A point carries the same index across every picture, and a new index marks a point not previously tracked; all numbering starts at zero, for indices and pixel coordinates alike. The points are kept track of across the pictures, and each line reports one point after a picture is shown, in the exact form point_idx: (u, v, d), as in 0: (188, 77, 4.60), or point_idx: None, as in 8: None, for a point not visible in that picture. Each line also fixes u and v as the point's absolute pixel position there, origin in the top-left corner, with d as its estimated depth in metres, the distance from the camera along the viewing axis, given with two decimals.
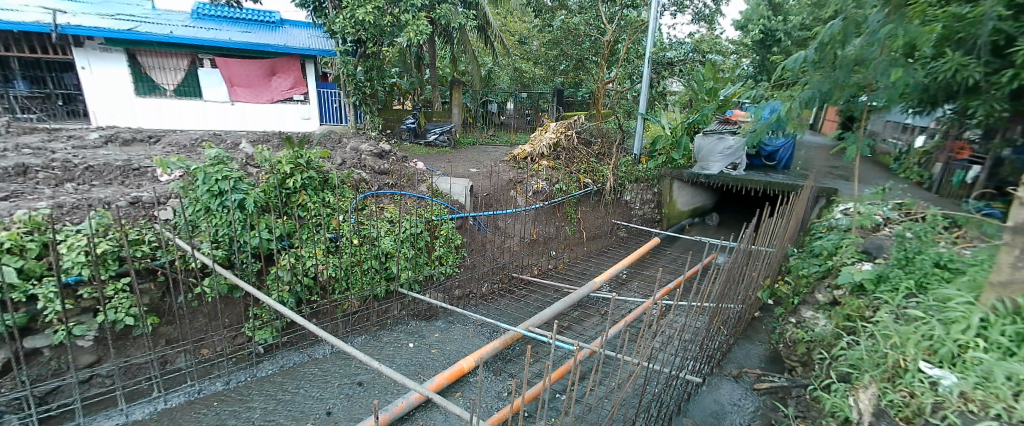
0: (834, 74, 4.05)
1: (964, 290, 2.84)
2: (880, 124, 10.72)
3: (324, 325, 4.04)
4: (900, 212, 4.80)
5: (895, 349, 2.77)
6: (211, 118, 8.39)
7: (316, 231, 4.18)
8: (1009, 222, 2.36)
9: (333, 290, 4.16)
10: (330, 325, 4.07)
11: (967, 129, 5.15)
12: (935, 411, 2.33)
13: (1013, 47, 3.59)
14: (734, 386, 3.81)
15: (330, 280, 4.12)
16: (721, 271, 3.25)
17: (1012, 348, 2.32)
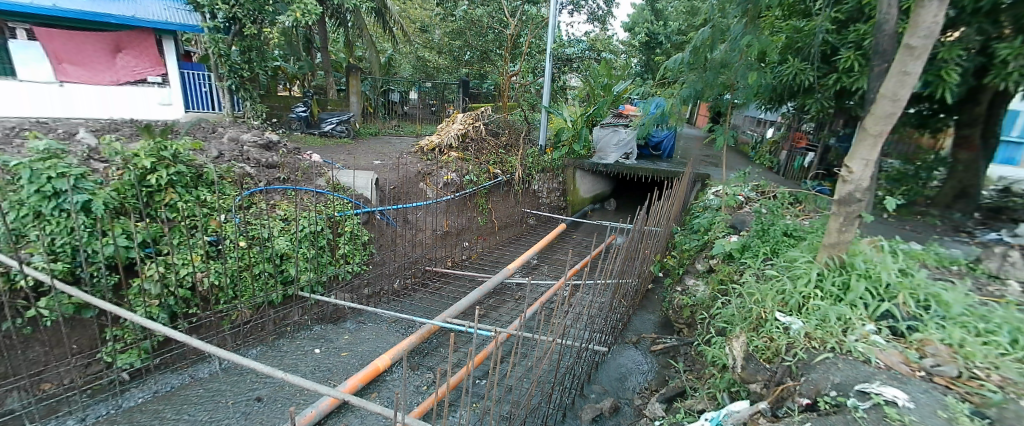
0: (705, 75, 4.71)
1: (806, 252, 3.53)
2: (740, 117, 12.59)
3: (208, 340, 3.59)
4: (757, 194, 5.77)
5: (758, 304, 3.32)
6: (64, 104, 6.97)
7: (191, 234, 3.64)
8: (835, 196, 3.05)
9: (218, 300, 3.68)
10: (217, 339, 3.65)
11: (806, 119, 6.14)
12: (789, 349, 2.80)
13: (836, 55, 4.51)
14: (635, 352, 4.28)
15: (213, 288, 3.62)
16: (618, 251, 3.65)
17: (840, 294, 2.99)
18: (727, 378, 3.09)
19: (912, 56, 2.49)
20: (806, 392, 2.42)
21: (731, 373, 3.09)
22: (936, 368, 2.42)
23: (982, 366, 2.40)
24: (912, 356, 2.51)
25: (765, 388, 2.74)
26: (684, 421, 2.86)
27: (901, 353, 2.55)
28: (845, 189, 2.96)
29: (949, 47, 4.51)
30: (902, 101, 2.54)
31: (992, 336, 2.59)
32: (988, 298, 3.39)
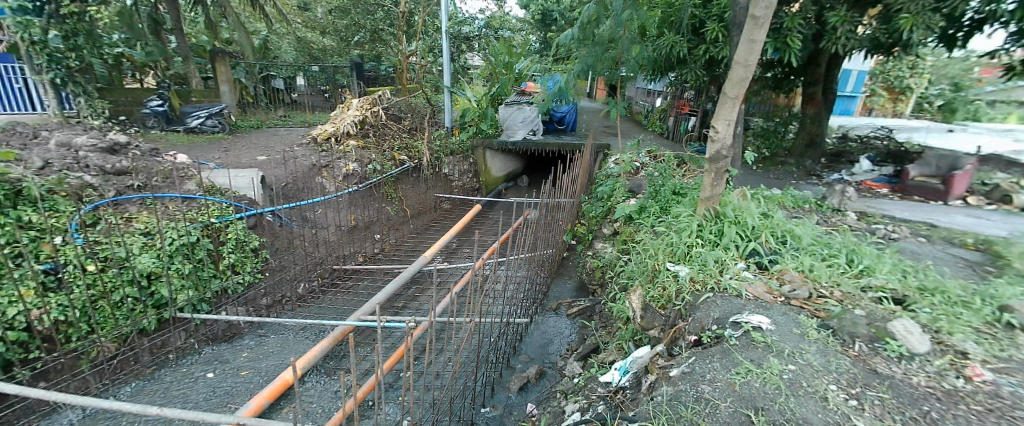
0: (595, 50, 4.99)
1: (688, 207, 3.97)
2: (634, 89, 13.45)
3: (61, 387, 3.08)
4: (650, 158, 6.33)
5: (651, 258, 3.66)
6: None
7: (15, 266, 3.05)
8: (707, 155, 3.47)
9: (68, 338, 3.16)
10: (74, 383, 3.15)
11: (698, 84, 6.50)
12: (678, 294, 3.13)
13: (703, 28, 5.02)
14: (556, 319, 4.47)
15: (59, 325, 3.10)
16: (525, 227, 3.78)
17: (716, 240, 3.44)
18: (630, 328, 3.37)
19: (756, 25, 2.86)
20: (693, 330, 2.72)
21: (632, 326, 3.36)
22: (793, 293, 2.92)
23: (825, 285, 3.01)
24: (773, 285, 2.99)
25: (661, 332, 3.06)
26: (598, 374, 3.07)
27: (765, 284, 3.01)
28: (714, 148, 3.38)
29: (791, 18, 5.23)
30: (750, 63, 2.95)
31: (833, 259, 3.30)
32: (830, 229, 4.09)
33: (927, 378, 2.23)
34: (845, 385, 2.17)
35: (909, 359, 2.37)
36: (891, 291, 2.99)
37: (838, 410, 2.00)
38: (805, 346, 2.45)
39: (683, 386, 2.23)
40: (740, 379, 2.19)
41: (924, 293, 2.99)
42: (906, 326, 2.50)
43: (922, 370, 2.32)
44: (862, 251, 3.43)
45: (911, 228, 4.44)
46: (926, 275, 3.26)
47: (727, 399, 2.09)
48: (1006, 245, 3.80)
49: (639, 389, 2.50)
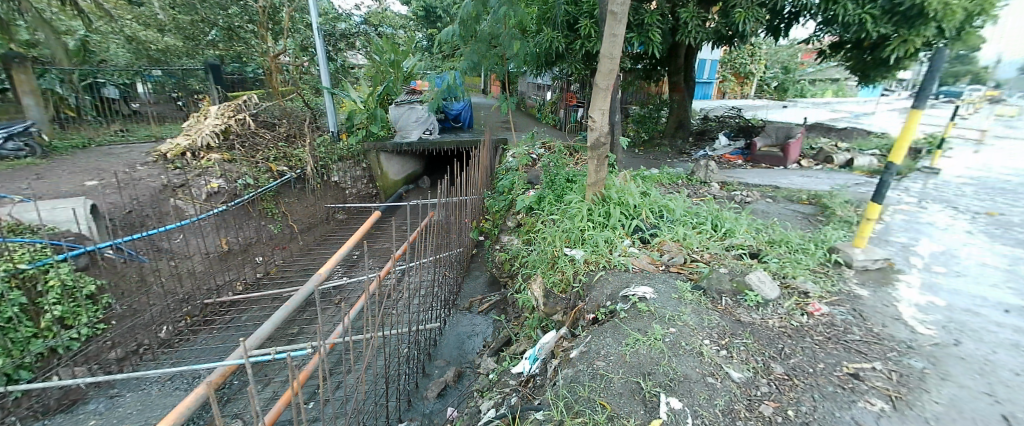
0: (479, 47, 5.05)
1: (578, 194, 4.46)
2: (525, 83, 13.87)
3: None
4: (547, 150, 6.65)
5: (550, 245, 3.86)
6: None
7: None
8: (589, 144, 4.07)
9: None
10: None
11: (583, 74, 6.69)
12: (575, 277, 3.38)
13: (576, 25, 5.38)
14: (470, 317, 4.42)
15: None
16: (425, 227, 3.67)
17: (604, 221, 3.92)
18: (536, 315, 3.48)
19: (617, 20, 3.46)
20: (590, 309, 2.97)
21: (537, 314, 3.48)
22: (671, 261, 3.36)
23: (697, 249, 3.51)
24: (656, 256, 3.42)
25: (564, 315, 3.23)
26: (510, 366, 3.11)
27: (648, 256, 3.43)
28: (594, 135, 4.00)
29: (651, 14, 5.75)
30: (614, 54, 3.56)
31: (703, 227, 3.82)
32: (699, 200, 4.61)
33: (780, 320, 2.68)
34: (717, 337, 2.50)
35: (764, 306, 2.80)
36: (749, 247, 3.50)
37: (713, 361, 2.30)
38: (682, 308, 2.74)
39: (581, 366, 2.36)
40: (629, 350, 2.39)
41: (774, 245, 3.52)
42: (759, 276, 2.92)
43: (773, 314, 2.74)
44: (725, 216, 3.98)
45: (761, 191, 5.15)
46: (774, 230, 3.83)
47: (619, 372, 2.26)
48: (829, 197, 4.58)
49: (547, 374, 2.58)
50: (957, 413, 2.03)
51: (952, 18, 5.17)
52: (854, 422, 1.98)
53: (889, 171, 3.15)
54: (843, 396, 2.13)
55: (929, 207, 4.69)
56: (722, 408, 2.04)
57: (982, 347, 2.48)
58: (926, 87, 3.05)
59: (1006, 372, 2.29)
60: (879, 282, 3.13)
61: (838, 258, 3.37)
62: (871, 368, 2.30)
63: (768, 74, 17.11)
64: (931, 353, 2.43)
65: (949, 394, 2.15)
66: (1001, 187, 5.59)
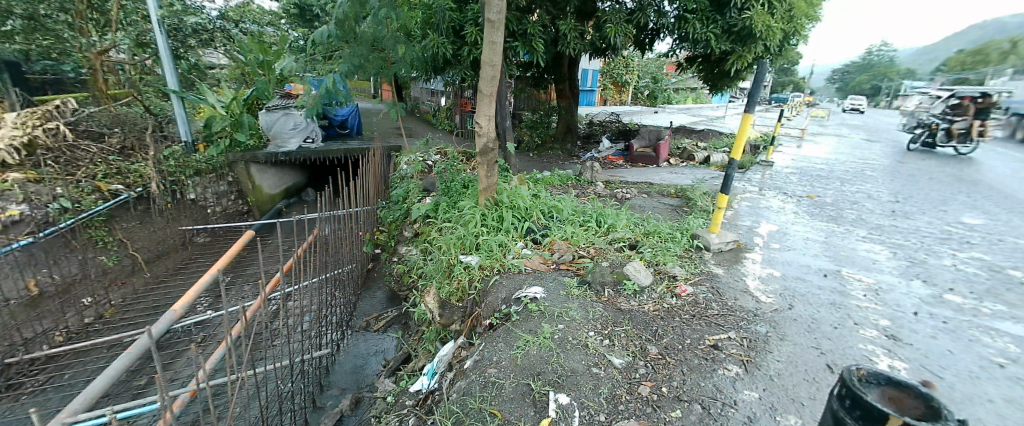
0: (359, 49, 4.80)
1: (471, 199, 4.47)
2: (418, 89, 13.58)
3: None
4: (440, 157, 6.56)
5: (444, 254, 3.78)
6: None
7: None
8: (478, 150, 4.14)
9: None
10: None
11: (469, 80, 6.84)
12: (471, 284, 3.37)
13: (462, 32, 5.44)
14: (367, 337, 4.09)
15: None
16: (320, 242, 3.35)
17: (498, 225, 3.99)
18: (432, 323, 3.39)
19: (494, 28, 3.60)
20: (486, 315, 2.99)
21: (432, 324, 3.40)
22: (561, 259, 3.53)
23: (584, 246, 3.72)
24: (547, 255, 3.58)
25: (462, 324, 3.20)
26: (408, 384, 2.97)
27: (540, 256, 3.57)
28: (481, 141, 4.07)
29: (532, 24, 5.96)
30: (494, 61, 3.67)
31: (589, 224, 4.06)
32: (586, 199, 4.90)
33: (654, 305, 2.94)
34: (600, 328, 2.67)
35: (640, 292, 3.05)
36: (628, 239, 3.79)
37: (597, 351, 2.46)
38: (569, 304, 2.89)
39: (474, 377, 2.35)
40: (520, 352, 2.45)
41: (649, 235, 3.87)
42: (634, 266, 3.18)
43: (648, 299, 2.99)
44: (607, 212, 4.28)
45: (639, 188, 5.62)
46: (648, 222, 4.20)
47: (511, 376, 2.29)
48: (692, 190, 5.16)
49: (443, 388, 2.51)
50: (792, 367, 2.40)
51: (773, 38, 6.23)
52: (715, 388, 2.24)
53: (731, 166, 3.65)
54: (707, 366, 2.39)
55: (767, 194, 5.54)
56: (606, 396, 2.17)
57: (808, 308, 2.97)
58: (755, 93, 3.59)
59: (826, 326, 2.77)
60: (731, 261, 3.60)
61: (699, 243, 3.80)
62: (727, 338, 2.62)
63: (641, 83, 19.01)
64: (772, 318, 2.84)
65: (787, 352, 2.52)
66: (816, 175, 6.82)
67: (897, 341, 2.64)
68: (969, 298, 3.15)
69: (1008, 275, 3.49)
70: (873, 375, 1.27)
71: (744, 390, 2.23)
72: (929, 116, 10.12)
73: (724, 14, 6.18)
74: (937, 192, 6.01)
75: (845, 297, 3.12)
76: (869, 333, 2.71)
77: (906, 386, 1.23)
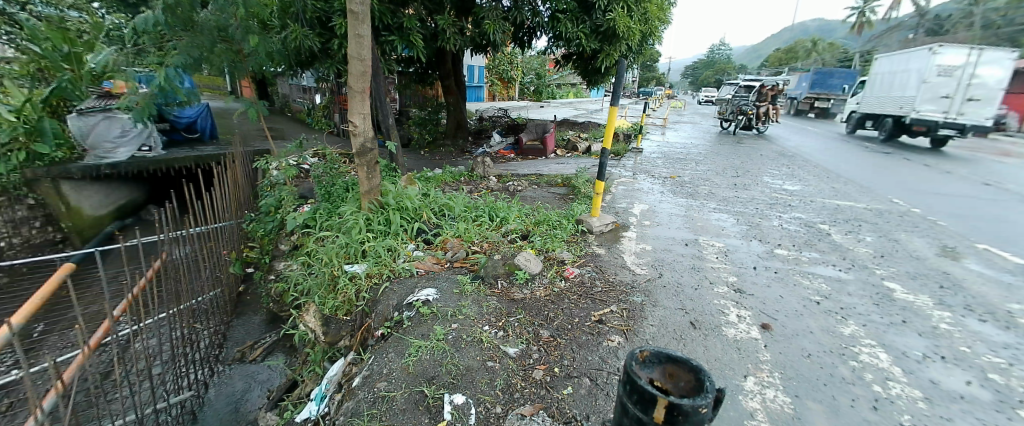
0: (201, 39, 4.44)
1: (352, 203, 4.19)
2: (289, 88, 12.47)
3: None
4: (317, 161, 6.05)
5: (326, 266, 3.47)
6: None
7: None
8: (353, 150, 3.92)
9: None
10: None
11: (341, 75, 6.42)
12: (358, 294, 3.17)
13: (328, 23, 5.11)
14: (245, 368, 3.40)
15: None
16: (179, 269, 2.79)
17: (386, 229, 3.81)
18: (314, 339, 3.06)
19: (358, 21, 3.47)
20: (377, 326, 2.82)
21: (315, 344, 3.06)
22: (454, 257, 3.50)
23: (476, 241, 3.72)
24: (440, 254, 3.53)
25: (352, 339, 2.97)
26: (292, 412, 2.65)
27: (432, 256, 3.51)
28: (358, 141, 3.87)
29: (408, 18, 5.71)
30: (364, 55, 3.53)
31: (481, 219, 4.08)
32: (477, 194, 4.89)
33: (544, 290, 3.03)
34: (494, 321, 2.69)
35: (531, 280, 3.13)
36: (520, 230, 3.88)
37: (491, 345, 2.46)
38: (463, 302, 2.87)
39: (362, 394, 2.19)
40: (412, 360, 2.35)
41: (539, 225, 3.99)
42: (525, 256, 3.25)
43: (539, 285, 3.07)
44: (498, 206, 4.32)
45: (529, 179, 5.78)
46: (537, 212, 4.33)
47: (403, 385, 2.19)
48: (575, 178, 5.44)
49: (332, 410, 2.31)
50: (664, 329, 2.64)
51: (633, 39, 6.86)
52: (601, 360, 2.37)
53: (605, 155, 3.89)
54: (594, 340, 2.53)
55: (640, 177, 6.10)
56: (501, 387, 2.17)
57: (677, 275, 3.31)
58: (619, 88, 3.85)
59: (690, 289, 3.11)
60: (612, 240, 3.87)
61: (584, 227, 4.01)
62: (609, 311, 2.81)
63: (525, 79, 20.03)
64: (647, 288, 3.10)
65: (661, 316, 2.78)
66: (677, 157, 7.71)
67: (746, 294, 3.06)
68: (794, 251, 3.78)
69: (820, 229, 4.27)
70: (654, 359, 1.54)
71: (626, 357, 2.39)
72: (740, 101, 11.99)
73: (592, 15, 6.59)
74: (768, 165, 7.19)
75: (704, 261, 3.54)
76: (722, 290, 3.11)
77: (676, 363, 1.53)
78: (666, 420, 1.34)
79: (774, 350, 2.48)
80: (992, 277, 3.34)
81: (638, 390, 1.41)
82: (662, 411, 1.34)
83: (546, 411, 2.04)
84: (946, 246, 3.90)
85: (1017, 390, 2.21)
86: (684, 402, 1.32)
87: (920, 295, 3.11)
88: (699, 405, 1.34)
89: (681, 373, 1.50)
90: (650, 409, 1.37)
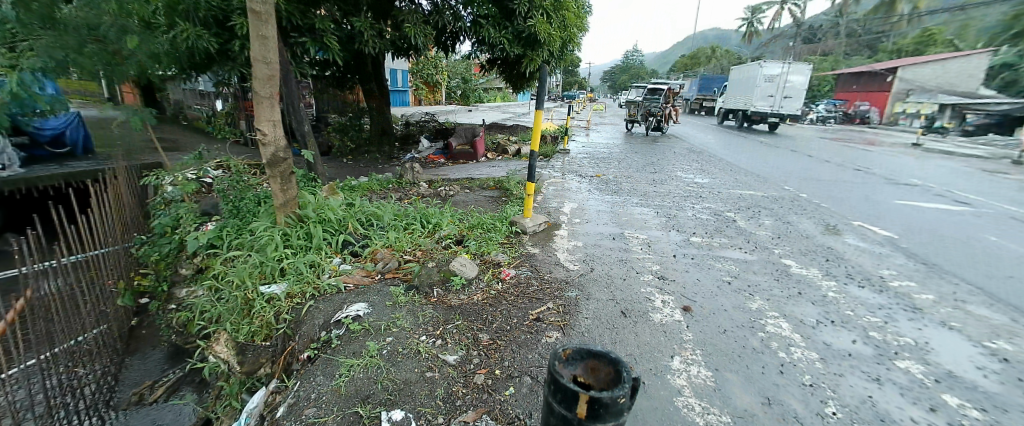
0: (67, 39, 4.08)
1: (266, 217, 3.85)
2: (186, 94, 11.29)
3: None
4: (222, 173, 5.50)
5: (238, 288, 3.14)
6: None
7: None
8: (264, 160, 3.61)
9: None
10: None
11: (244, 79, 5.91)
12: (278, 317, 2.91)
13: (227, 22, 4.68)
14: (145, 413, 2.95)
15: None
16: (49, 304, 2.37)
17: (307, 243, 3.56)
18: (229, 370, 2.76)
19: (262, 21, 3.21)
20: (302, 348, 2.62)
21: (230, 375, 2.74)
22: (385, 268, 3.37)
23: (409, 250, 3.61)
24: (370, 266, 3.38)
25: (272, 365, 2.70)
26: None
27: (362, 269, 3.35)
28: (268, 151, 3.57)
29: (320, 19, 5.38)
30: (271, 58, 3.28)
31: (413, 227, 3.98)
32: (406, 201, 4.74)
33: (482, 293, 2.99)
34: (431, 329, 2.60)
35: (467, 285, 3.08)
36: (454, 236, 3.84)
37: (429, 355, 2.38)
38: (397, 314, 2.75)
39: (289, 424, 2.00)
40: (344, 380, 2.20)
41: (472, 229, 3.96)
42: (460, 261, 3.19)
43: (476, 289, 3.03)
44: (429, 212, 4.23)
45: (460, 184, 5.70)
46: (470, 216, 4.29)
47: (334, 408, 2.04)
48: (507, 181, 5.47)
49: None
50: (598, 320, 2.72)
51: (554, 44, 7.02)
52: (540, 357, 2.38)
53: (534, 157, 3.94)
54: (533, 338, 2.54)
55: (568, 177, 6.28)
56: (442, 396, 2.10)
57: (607, 268, 3.43)
58: (542, 92, 3.94)
59: (619, 280, 3.24)
60: (544, 240, 3.92)
61: (517, 228, 4.03)
62: (546, 308, 2.84)
63: (452, 83, 20.01)
64: (580, 282, 3.19)
65: (594, 308, 2.86)
66: (601, 157, 8.07)
67: (669, 281, 3.25)
68: (708, 238, 4.09)
69: (728, 217, 4.67)
70: (575, 353, 1.39)
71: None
72: (648, 102, 12.82)
73: (513, 21, 6.66)
74: (682, 161, 7.77)
75: (631, 253, 3.71)
76: (647, 278, 3.29)
77: (599, 355, 1.39)
78: (588, 415, 1.25)
79: (696, 330, 2.66)
80: (866, 249, 3.86)
81: (560, 386, 1.29)
82: (584, 407, 1.24)
83: (489, 415, 2.00)
84: (830, 224, 4.45)
85: (891, 343, 2.56)
86: (604, 395, 1.23)
87: (812, 269, 3.51)
88: (620, 396, 1.24)
89: (602, 365, 1.37)
90: (574, 405, 1.27)
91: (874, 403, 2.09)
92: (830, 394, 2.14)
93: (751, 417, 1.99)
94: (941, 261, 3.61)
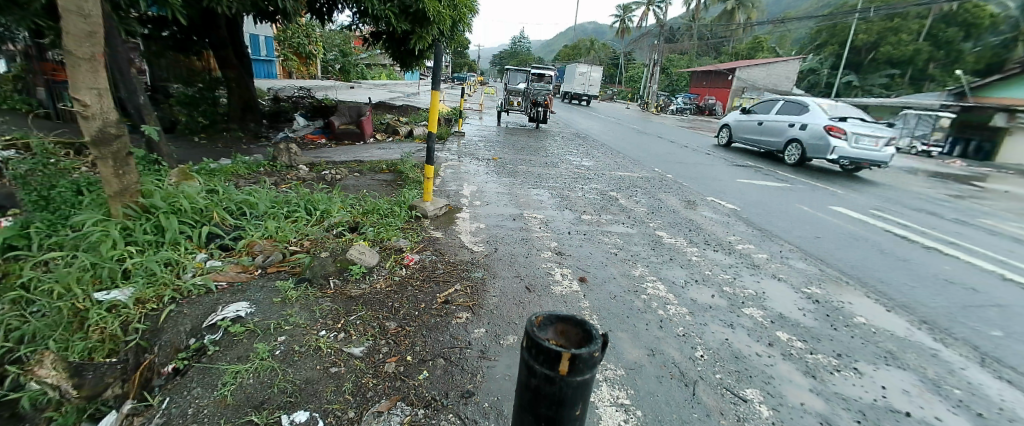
0: None
1: (94, 209, 3.11)
2: None
3: None
4: (16, 155, 4.30)
5: (61, 298, 2.49)
6: None
7: None
8: (87, 138, 2.91)
9: None
10: None
11: (44, 33, 4.65)
12: (127, 327, 2.40)
13: None
14: None
15: None
16: None
17: (159, 238, 2.99)
18: (53, 400, 2.06)
19: None
20: (166, 360, 2.21)
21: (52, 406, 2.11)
22: (266, 262, 3.02)
23: (293, 240, 3.29)
24: (246, 261, 2.99)
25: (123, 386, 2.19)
26: None
27: (237, 264, 2.95)
28: (93, 125, 2.89)
29: None
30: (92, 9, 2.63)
31: (295, 215, 3.62)
32: (285, 186, 4.27)
33: (384, 281, 2.86)
34: (331, 323, 2.41)
35: (368, 273, 2.92)
36: (346, 223, 3.59)
37: (332, 349, 2.21)
38: (288, 310, 2.49)
39: None
40: (230, 389, 1.93)
41: (367, 215, 3.74)
42: (358, 249, 3.01)
43: (378, 278, 2.88)
44: (316, 198, 3.89)
45: (347, 167, 5.30)
46: (364, 202, 4.04)
47: (219, 420, 1.78)
48: (401, 164, 5.26)
49: None
50: (505, 297, 2.80)
51: (444, 23, 6.81)
52: (452, 338, 2.37)
53: (431, 139, 3.82)
54: (442, 322, 2.51)
55: (464, 160, 6.27)
56: (351, 390, 1.97)
57: (510, 247, 3.53)
58: (439, 72, 3.82)
59: (521, 258, 3.37)
60: (446, 223, 3.88)
61: (417, 213, 3.92)
62: (453, 290, 2.82)
63: (328, 56, 18.52)
64: (484, 263, 3.23)
65: (500, 286, 2.93)
66: (493, 140, 8.22)
67: (567, 255, 3.48)
68: (597, 215, 4.45)
69: (612, 196, 5.13)
70: (546, 317, 1.30)
71: (474, 330, 2.45)
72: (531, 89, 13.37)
73: None
74: (567, 145, 8.29)
75: (531, 232, 3.87)
76: (547, 255, 3.47)
77: (567, 318, 1.31)
78: (570, 374, 1.18)
79: (591, 298, 2.89)
80: (718, 220, 4.57)
81: (540, 349, 1.19)
82: (567, 365, 1.16)
83: (404, 401, 1.93)
84: (690, 200, 5.17)
85: (739, 295, 3.08)
86: (585, 351, 1.17)
87: (680, 238, 4.04)
88: (596, 351, 1.19)
89: (573, 328, 1.28)
90: (556, 366, 1.18)
91: (730, 344, 2.50)
92: (699, 341, 2.51)
93: (641, 367, 2.24)
94: (771, 228, 4.44)
